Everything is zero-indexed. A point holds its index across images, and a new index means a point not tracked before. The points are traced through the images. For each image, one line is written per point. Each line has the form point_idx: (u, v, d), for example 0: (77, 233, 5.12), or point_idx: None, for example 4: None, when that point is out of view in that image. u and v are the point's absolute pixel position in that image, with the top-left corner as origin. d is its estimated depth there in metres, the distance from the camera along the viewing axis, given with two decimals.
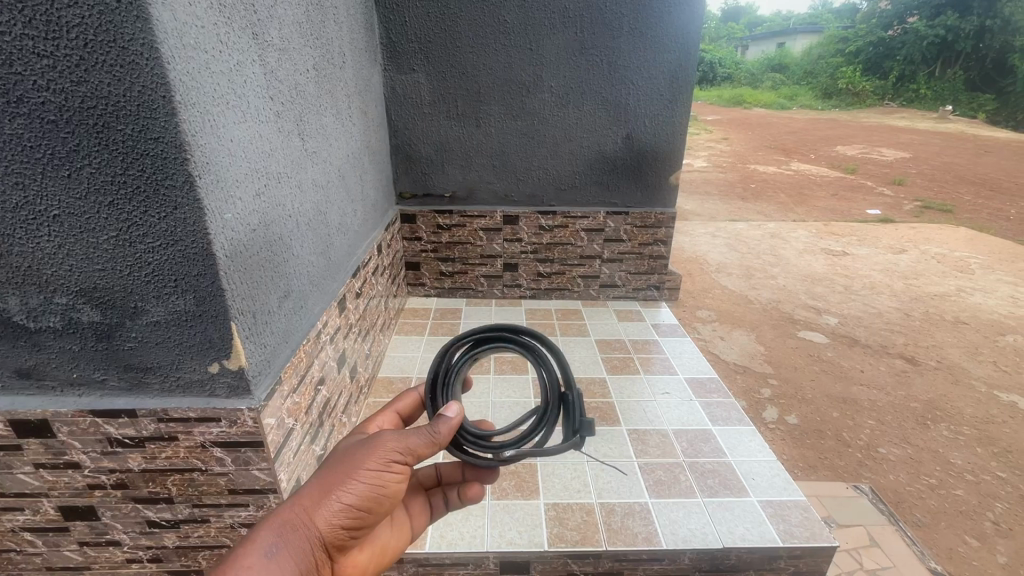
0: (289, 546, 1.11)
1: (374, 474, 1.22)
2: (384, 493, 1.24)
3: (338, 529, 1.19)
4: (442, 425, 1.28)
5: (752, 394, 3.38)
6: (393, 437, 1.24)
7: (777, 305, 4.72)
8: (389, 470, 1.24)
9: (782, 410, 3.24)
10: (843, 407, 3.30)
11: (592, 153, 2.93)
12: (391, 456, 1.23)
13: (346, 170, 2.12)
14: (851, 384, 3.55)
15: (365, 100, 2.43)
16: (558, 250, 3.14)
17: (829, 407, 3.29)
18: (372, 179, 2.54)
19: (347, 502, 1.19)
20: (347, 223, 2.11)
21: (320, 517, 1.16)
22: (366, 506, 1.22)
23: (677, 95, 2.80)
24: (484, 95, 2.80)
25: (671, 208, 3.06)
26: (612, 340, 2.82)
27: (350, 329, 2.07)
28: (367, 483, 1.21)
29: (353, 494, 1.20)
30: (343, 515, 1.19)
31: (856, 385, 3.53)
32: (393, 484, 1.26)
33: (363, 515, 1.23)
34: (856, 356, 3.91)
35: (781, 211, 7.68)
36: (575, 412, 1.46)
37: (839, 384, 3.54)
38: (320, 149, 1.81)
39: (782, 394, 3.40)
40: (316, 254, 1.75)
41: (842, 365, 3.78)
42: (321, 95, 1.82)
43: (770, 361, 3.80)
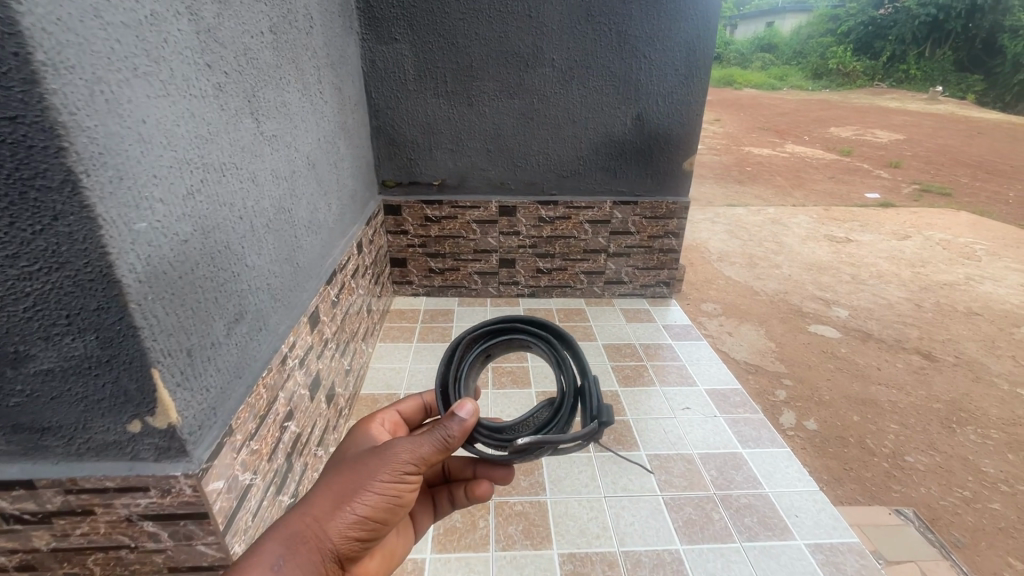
0: (300, 561, 1.00)
1: (387, 483, 1.11)
2: (399, 503, 1.14)
3: (352, 544, 1.08)
4: (455, 425, 1.16)
5: (766, 397, 3.15)
6: (408, 442, 1.13)
7: (784, 296, 4.49)
8: (403, 479, 1.12)
9: (800, 414, 3.02)
10: (863, 410, 3.09)
11: (598, 137, 2.62)
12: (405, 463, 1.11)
13: (317, 158, 1.79)
14: (869, 384, 3.34)
15: (339, 75, 2.09)
16: (560, 243, 2.84)
17: (849, 410, 3.08)
18: (349, 168, 2.21)
19: (360, 517, 1.08)
20: (319, 221, 1.79)
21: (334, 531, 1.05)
22: (380, 518, 1.11)
23: (694, 70, 2.49)
24: (477, 69, 2.46)
25: (684, 197, 2.77)
26: (621, 345, 2.55)
27: (325, 345, 1.77)
28: (383, 493, 1.10)
29: (368, 507, 1.08)
30: (356, 530, 1.08)
31: (875, 385, 3.32)
32: (407, 494, 1.14)
33: (376, 527, 1.11)
34: (870, 352, 3.70)
35: (780, 196, 7.43)
36: (592, 403, 1.26)
37: (856, 384, 3.33)
38: (283, 134, 1.49)
39: (798, 397, 3.17)
40: (280, 262, 1.44)
41: (857, 362, 3.56)
42: (282, 67, 1.49)
43: (782, 358, 3.57)
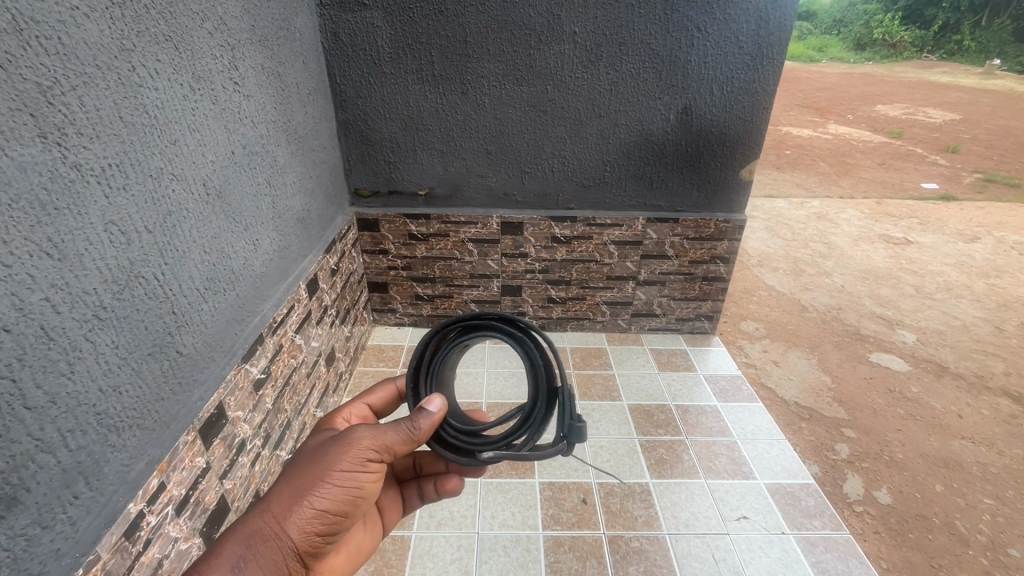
0: (257, 563, 0.83)
1: (348, 477, 0.92)
2: (363, 499, 0.95)
3: (316, 541, 0.91)
4: (423, 419, 0.98)
5: (825, 453, 2.58)
6: (369, 434, 0.94)
7: (837, 314, 3.85)
8: (366, 471, 0.93)
9: (868, 480, 2.45)
10: (946, 476, 2.50)
11: (630, 135, 2.01)
12: (367, 455, 0.93)
13: (227, 179, 1.23)
14: (949, 437, 2.74)
15: (279, 57, 1.52)
16: (578, 269, 2.27)
17: (928, 475, 2.51)
18: (298, 182, 1.65)
19: (321, 511, 0.90)
20: (231, 273, 1.24)
21: (291, 529, 0.87)
22: (344, 514, 0.94)
23: (764, 48, 1.85)
24: (472, 45, 1.85)
25: (739, 214, 2.16)
26: (653, 409, 1.99)
27: (243, 444, 1.26)
28: (347, 487, 0.92)
29: (330, 502, 0.90)
30: (318, 528, 0.90)
31: (957, 440, 2.73)
32: (374, 484, 0.97)
33: (340, 523, 0.94)
34: (947, 392, 3.08)
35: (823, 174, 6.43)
36: (567, 411, 1.01)
37: (932, 438, 2.74)
38: (137, 156, 0.93)
39: (863, 455, 2.60)
40: (130, 362, 0.91)
41: (933, 407, 2.95)
42: (133, 49, 0.92)
43: (841, 400, 2.98)
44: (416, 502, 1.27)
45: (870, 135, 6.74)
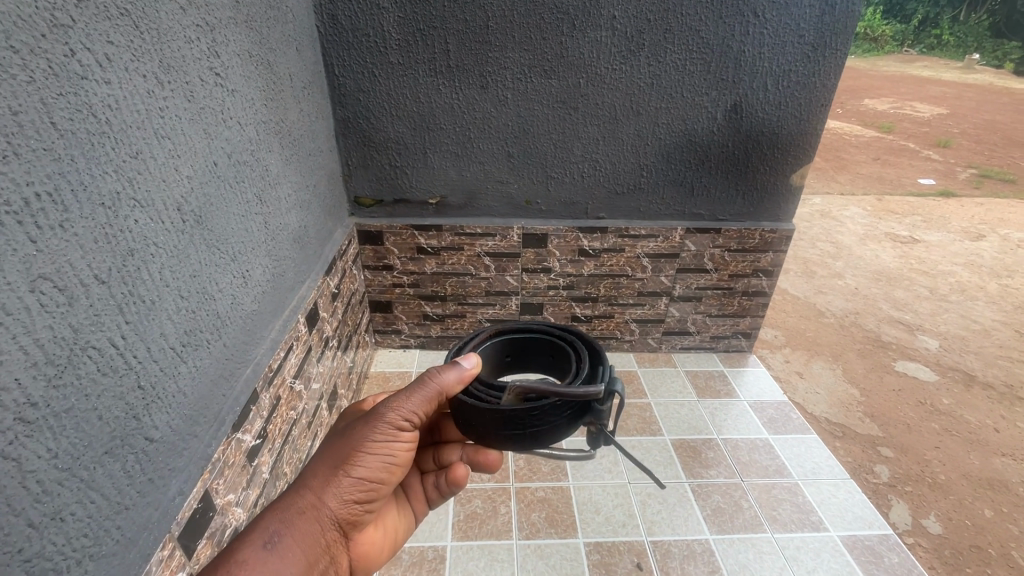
0: (294, 534, 0.76)
1: (382, 446, 0.84)
2: (399, 469, 0.88)
3: (351, 511, 0.84)
4: (452, 372, 0.87)
5: (864, 476, 2.07)
6: (400, 398, 0.86)
7: (855, 319, 3.34)
8: (399, 437, 0.86)
9: (914, 505, 1.96)
10: (994, 501, 2.07)
11: (670, 136, 1.77)
12: (399, 421, 0.85)
13: (209, 198, 0.96)
14: (989, 453, 2.32)
15: (270, 43, 1.24)
16: (606, 284, 2.04)
17: (975, 498, 2.08)
18: (293, 194, 1.37)
19: (356, 481, 0.83)
20: (215, 318, 0.97)
21: (328, 499, 0.81)
22: (380, 484, 0.87)
23: (827, 38, 1.62)
24: (495, 31, 1.59)
25: (787, 223, 1.95)
26: (699, 446, 1.77)
27: (235, 533, 1.00)
28: (379, 453, 0.84)
29: (363, 468, 0.83)
30: (354, 498, 0.83)
31: (999, 457, 2.31)
32: (409, 451, 0.89)
33: (376, 495, 0.87)
34: (979, 403, 2.66)
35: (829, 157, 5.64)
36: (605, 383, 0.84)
37: (972, 455, 2.31)
38: (81, 179, 0.65)
39: (904, 476, 2.11)
40: (64, 480, 0.62)
41: (967, 421, 2.53)
42: (72, 25, 0.65)
43: (873, 415, 2.48)
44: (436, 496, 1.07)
45: (862, 131, 6.60)
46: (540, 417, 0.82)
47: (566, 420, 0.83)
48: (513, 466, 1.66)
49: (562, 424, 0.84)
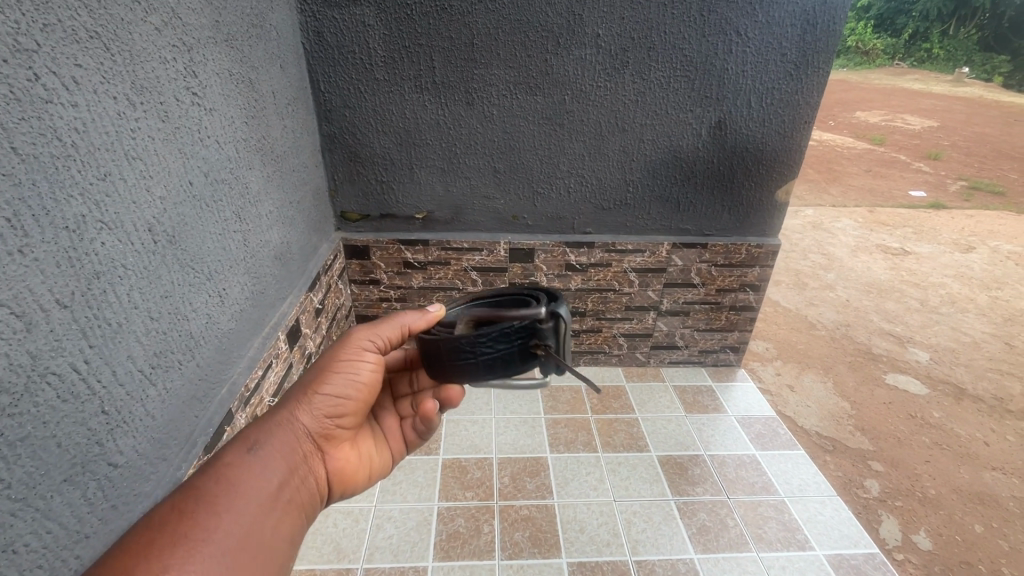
0: (271, 442, 0.80)
1: (351, 367, 0.90)
2: (370, 394, 0.93)
3: (323, 428, 0.87)
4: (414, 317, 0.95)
5: (856, 491, 2.00)
6: (365, 327, 0.94)
7: (847, 332, 3.31)
8: (366, 362, 0.92)
9: (904, 521, 1.93)
10: (985, 516, 2.01)
11: (656, 151, 1.78)
12: (366, 344, 0.92)
13: (183, 218, 0.95)
14: (980, 468, 2.28)
15: (251, 61, 1.24)
16: (594, 299, 2.04)
17: (966, 512, 2.03)
18: (275, 211, 1.37)
19: (329, 399, 0.88)
20: (188, 338, 0.96)
21: (302, 414, 0.85)
22: (351, 404, 0.90)
23: (809, 57, 1.64)
24: (480, 49, 1.60)
25: (773, 238, 1.96)
26: (687, 462, 1.76)
27: None
28: (348, 375, 0.90)
29: (335, 386, 0.88)
30: (325, 415, 0.88)
31: (989, 471, 2.26)
32: (378, 379, 0.94)
33: (349, 418, 0.91)
34: (970, 418, 2.61)
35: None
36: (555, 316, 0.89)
37: (961, 469, 2.27)
38: (44, 204, 0.65)
39: (894, 490, 2.08)
40: (18, 511, 0.61)
41: (957, 435, 2.48)
42: (38, 49, 0.64)
43: (863, 429, 2.43)
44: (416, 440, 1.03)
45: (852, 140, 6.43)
46: (489, 345, 0.84)
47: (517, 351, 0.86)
48: (497, 484, 1.64)
49: (516, 354, 0.86)
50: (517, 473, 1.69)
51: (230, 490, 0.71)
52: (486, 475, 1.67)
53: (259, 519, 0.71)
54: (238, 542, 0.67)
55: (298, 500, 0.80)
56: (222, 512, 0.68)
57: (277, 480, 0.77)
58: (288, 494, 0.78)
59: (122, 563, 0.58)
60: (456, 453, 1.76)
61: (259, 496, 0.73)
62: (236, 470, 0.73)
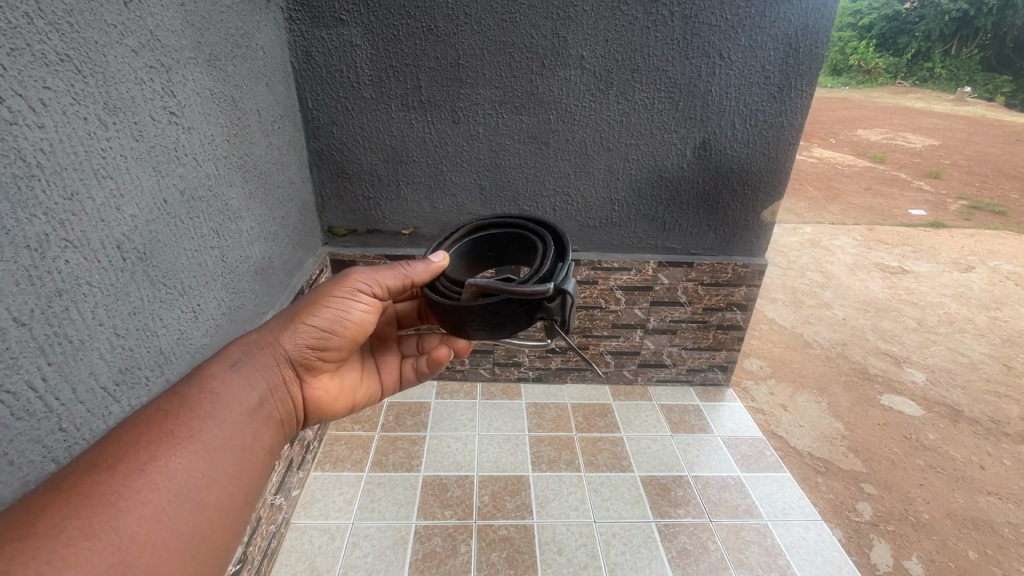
0: (255, 362, 0.87)
1: (343, 307, 0.96)
2: (358, 330, 0.99)
3: (306, 356, 0.95)
4: (419, 266, 0.98)
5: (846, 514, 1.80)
6: (365, 271, 0.99)
7: (842, 349, 3.10)
8: (357, 304, 0.98)
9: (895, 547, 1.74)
10: (979, 542, 1.83)
11: (641, 171, 1.79)
12: (361, 286, 0.97)
13: (156, 236, 0.96)
14: (975, 492, 2.05)
15: (235, 80, 1.26)
16: (580, 316, 2.04)
17: (959, 537, 1.84)
18: (257, 227, 1.38)
19: (314, 331, 0.95)
20: (158, 354, 0.97)
21: (286, 342, 0.93)
22: (337, 339, 0.97)
23: (791, 79, 1.66)
24: (466, 68, 1.62)
25: (759, 258, 1.96)
26: (670, 484, 1.74)
27: None
28: (337, 312, 0.96)
29: (322, 320, 0.95)
30: (309, 345, 0.95)
31: (985, 496, 2.04)
32: (368, 319, 1.00)
33: (332, 350, 0.98)
34: (966, 440, 2.36)
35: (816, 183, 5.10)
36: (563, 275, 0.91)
37: (955, 492, 2.05)
38: (4, 224, 0.66)
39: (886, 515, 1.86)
40: None
41: (952, 457, 2.25)
42: (4, 73, 0.66)
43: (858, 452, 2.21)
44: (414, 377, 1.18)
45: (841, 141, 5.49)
46: (495, 311, 0.89)
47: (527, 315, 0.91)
48: (476, 503, 1.63)
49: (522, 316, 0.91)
50: (497, 491, 1.67)
51: (217, 399, 0.77)
52: (465, 494, 1.66)
53: (242, 430, 0.78)
54: (221, 441, 0.73)
55: (276, 416, 0.87)
56: (204, 415, 0.74)
57: (257, 394, 0.84)
58: (267, 409, 0.85)
59: (114, 451, 0.63)
60: (437, 469, 1.75)
61: (244, 408, 0.80)
62: (219, 381, 0.80)
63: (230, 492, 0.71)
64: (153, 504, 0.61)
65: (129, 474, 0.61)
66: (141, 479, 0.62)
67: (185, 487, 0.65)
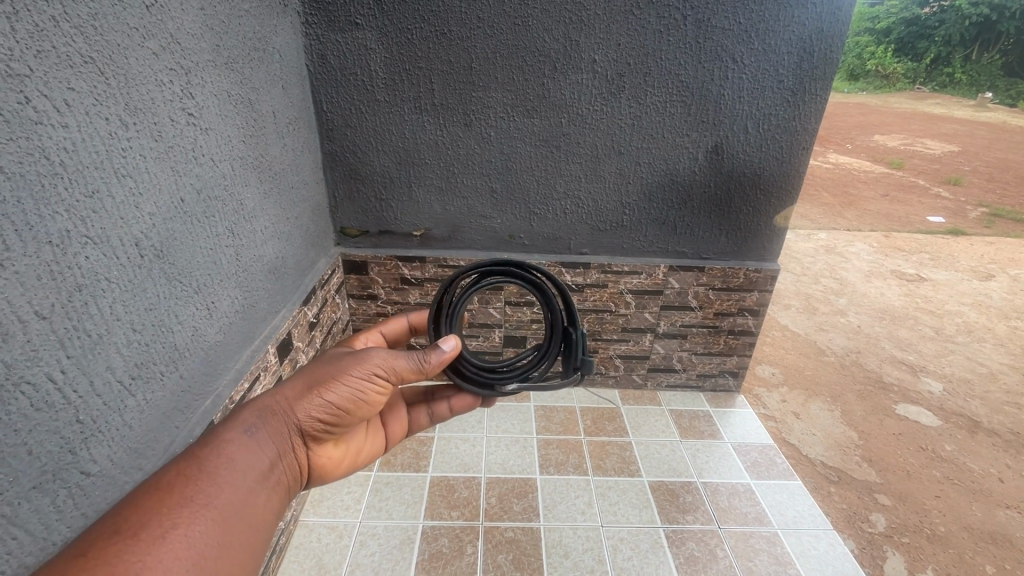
0: (269, 432, 0.83)
1: (360, 384, 0.92)
2: (370, 406, 0.96)
3: (318, 428, 0.91)
4: (434, 355, 0.98)
5: (859, 525, 1.76)
6: (384, 351, 0.95)
7: (856, 357, 2.97)
8: (372, 384, 0.94)
9: (910, 558, 1.67)
10: (997, 557, 1.77)
11: (652, 175, 1.78)
12: (378, 369, 0.93)
13: (173, 234, 0.98)
14: (994, 506, 1.99)
15: (252, 83, 1.28)
16: (590, 319, 2.04)
17: (977, 551, 1.78)
18: (270, 227, 1.40)
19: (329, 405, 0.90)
20: (172, 350, 0.99)
21: (302, 411, 0.88)
22: (349, 412, 0.93)
23: (806, 83, 1.64)
24: (479, 72, 1.63)
25: (771, 263, 1.94)
26: (678, 489, 1.73)
27: None
28: (352, 389, 0.92)
29: (338, 396, 0.91)
30: (323, 418, 0.90)
31: (1005, 510, 1.98)
32: (381, 397, 0.96)
33: (346, 421, 0.94)
34: (985, 452, 2.30)
35: (832, 190, 5.03)
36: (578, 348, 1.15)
37: (972, 505, 1.99)
38: (27, 220, 0.68)
39: (901, 526, 1.81)
40: None
41: (970, 469, 2.19)
42: (30, 74, 0.68)
43: (872, 461, 2.17)
44: (425, 422, 1.22)
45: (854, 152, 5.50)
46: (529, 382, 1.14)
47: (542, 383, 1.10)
48: (483, 504, 1.63)
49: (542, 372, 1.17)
50: (504, 493, 1.67)
51: (234, 466, 0.75)
52: (472, 496, 1.66)
53: (255, 502, 0.76)
54: (235, 518, 0.71)
55: (286, 484, 0.85)
56: (220, 491, 0.71)
57: (269, 466, 0.80)
58: (280, 478, 0.83)
59: (132, 521, 0.62)
60: (445, 470, 1.76)
61: (257, 479, 0.77)
62: (233, 454, 0.76)
63: (243, 567, 0.70)
64: (176, 575, 0.61)
65: (151, 542, 0.61)
66: (163, 549, 0.61)
67: (202, 556, 0.65)
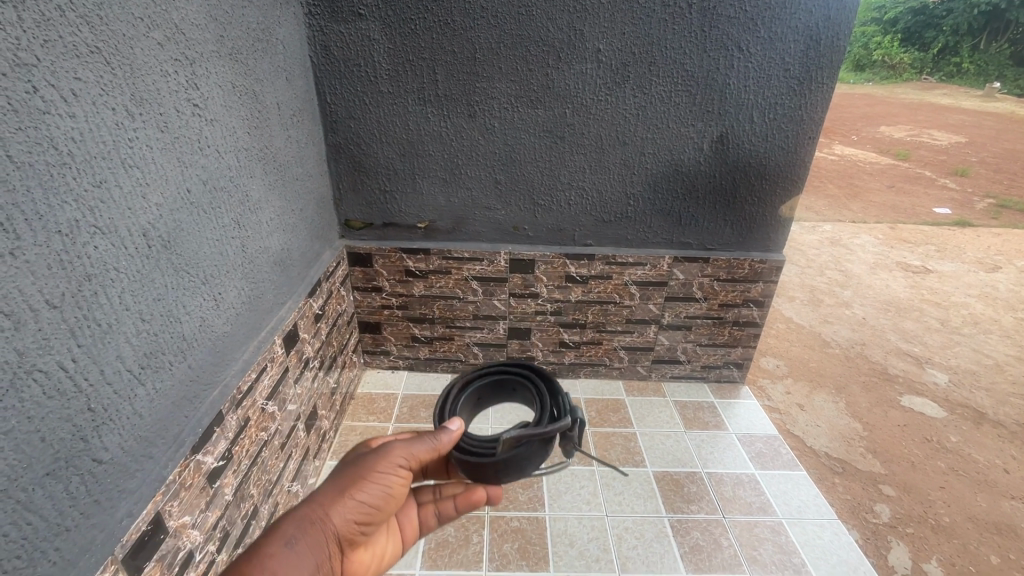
0: (306, 545, 0.81)
1: (388, 480, 0.91)
2: (398, 500, 0.94)
3: (350, 530, 0.89)
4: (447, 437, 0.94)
5: (864, 516, 1.76)
6: (405, 441, 0.94)
7: (861, 350, 2.95)
8: (399, 476, 0.92)
9: (914, 547, 1.67)
10: (1002, 547, 1.77)
11: (657, 165, 1.78)
12: (404, 460, 0.92)
13: (180, 225, 0.99)
14: (1000, 497, 1.99)
15: (256, 74, 1.28)
16: (594, 311, 2.04)
17: (982, 542, 1.78)
18: (276, 219, 1.40)
19: (360, 504, 0.89)
20: (181, 340, 0.99)
21: (335, 517, 0.86)
22: (379, 510, 0.92)
23: (812, 71, 1.63)
24: (482, 63, 1.63)
25: (776, 254, 1.93)
26: (683, 479, 1.73)
27: (189, 553, 1.01)
28: (381, 486, 0.91)
29: (368, 495, 0.89)
30: (355, 519, 0.89)
31: (1010, 501, 1.97)
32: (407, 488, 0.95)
33: (376, 519, 0.93)
34: (991, 444, 2.29)
35: (837, 182, 4.99)
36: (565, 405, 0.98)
37: (977, 496, 1.99)
38: (36, 209, 0.68)
39: (906, 517, 1.81)
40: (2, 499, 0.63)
41: (975, 460, 2.19)
42: (37, 64, 0.68)
43: (876, 452, 2.17)
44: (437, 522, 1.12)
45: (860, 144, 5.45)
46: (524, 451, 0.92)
47: (547, 442, 0.93)
48: None
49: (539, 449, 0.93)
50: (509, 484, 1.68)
51: None
52: None
53: None
54: None
55: None
56: None
57: None
58: None
59: None
60: None
61: None
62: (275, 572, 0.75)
63: None
64: None
65: None
66: None
67: None
